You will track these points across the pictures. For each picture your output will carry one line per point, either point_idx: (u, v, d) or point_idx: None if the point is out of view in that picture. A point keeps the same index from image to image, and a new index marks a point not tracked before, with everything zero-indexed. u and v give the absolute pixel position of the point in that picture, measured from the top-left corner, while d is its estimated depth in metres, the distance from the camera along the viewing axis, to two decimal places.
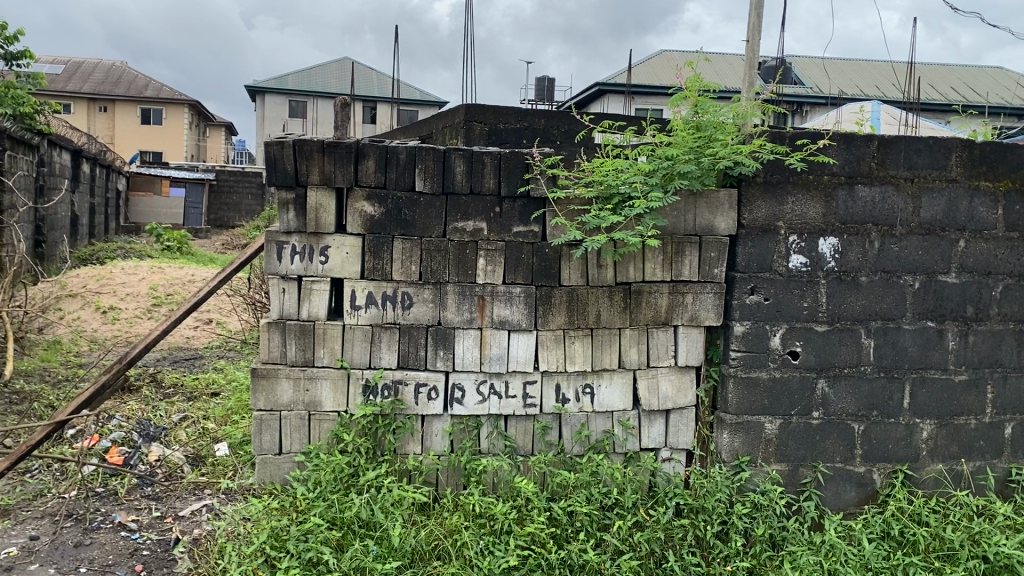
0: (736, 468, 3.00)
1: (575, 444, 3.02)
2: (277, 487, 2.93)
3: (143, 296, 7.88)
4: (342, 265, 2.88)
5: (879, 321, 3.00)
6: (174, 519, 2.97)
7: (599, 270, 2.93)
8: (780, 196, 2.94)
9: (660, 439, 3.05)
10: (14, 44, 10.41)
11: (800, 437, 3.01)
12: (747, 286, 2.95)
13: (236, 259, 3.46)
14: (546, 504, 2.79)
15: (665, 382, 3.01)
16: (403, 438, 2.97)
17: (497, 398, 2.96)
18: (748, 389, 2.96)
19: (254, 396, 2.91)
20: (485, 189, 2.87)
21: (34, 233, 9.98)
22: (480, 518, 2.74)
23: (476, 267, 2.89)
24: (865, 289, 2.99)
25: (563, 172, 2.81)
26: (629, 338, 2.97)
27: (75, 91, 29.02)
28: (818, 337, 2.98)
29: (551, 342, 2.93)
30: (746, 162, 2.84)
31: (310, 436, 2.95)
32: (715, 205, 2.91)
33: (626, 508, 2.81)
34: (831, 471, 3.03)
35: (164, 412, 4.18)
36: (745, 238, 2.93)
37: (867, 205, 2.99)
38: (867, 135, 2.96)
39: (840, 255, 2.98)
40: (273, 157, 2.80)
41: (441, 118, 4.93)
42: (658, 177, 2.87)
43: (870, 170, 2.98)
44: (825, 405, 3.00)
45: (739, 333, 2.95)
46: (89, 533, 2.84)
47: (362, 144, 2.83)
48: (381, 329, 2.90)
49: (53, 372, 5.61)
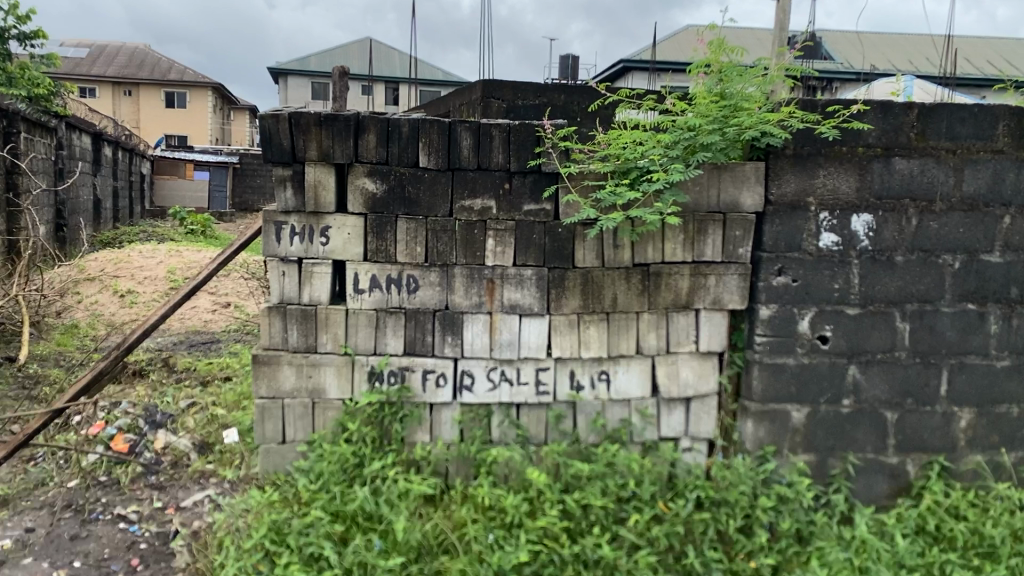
0: (761, 459, 2.83)
1: (590, 434, 2.87)
2: (280, 478, 2.82)
3: (161, 279, 7.82)
4: (344, 247, 2.75)
5: (915, 303, 2.83)
6: (175, 509, 2.88)
7: (615, 250, 2.76)
8: (810, 169, 2.77)
9: (680, 428, 2.89)
10: (33, 26, 10.40)
11: (829, 426, 2.85)
12: (774, 266, 2.79)
13: (239, 242, 3.35)
14: (559, 496, 2.64)
15: (686, 368, 2.85)
16: (411, 426, 2.84)
17: (509, 385, 2.82)
18: (774, 375, 2.81)
19: (255, 383, 2.80)
20: (494, 164, 2.72)
21: (55, 216, 10.00)
22: (490, 510, 2.61)
23: (485, 248, 2.74)
24: (899, 270, 2.81)
25: (577, 145, 2.67)
26: (647, 322, 2.82)
27: (100, 75, 29.18)
28: (849, 321, 2.81)
29: (564, 327, 2.79)
30: (775, 132, 2.66)
31: (314, 425, 2.83)
32: (739, 180, 2.74)
33: (643, 500, 2.65)
34: (862, 461, 2.86)
35: (172, 398, 4.08)
36: (773, 216, 2.77)
37: (904, 178, 2.80)
38: (906, 103, 2.76)
39: (873, 233, 2.80)
40: (267, 132, 2.66)
41: (457, 96, 4.71)
42: (680, 149, 2.72)
43: (909, 141, 2.79)
44: (856, 393, 2.84)
45: (765, 316, 2.79)
46: (85, 525, 2.76)
47: (361, 117, 2.68)
48: (386, 313, 2.77)
49: (68, 356, 5.57)
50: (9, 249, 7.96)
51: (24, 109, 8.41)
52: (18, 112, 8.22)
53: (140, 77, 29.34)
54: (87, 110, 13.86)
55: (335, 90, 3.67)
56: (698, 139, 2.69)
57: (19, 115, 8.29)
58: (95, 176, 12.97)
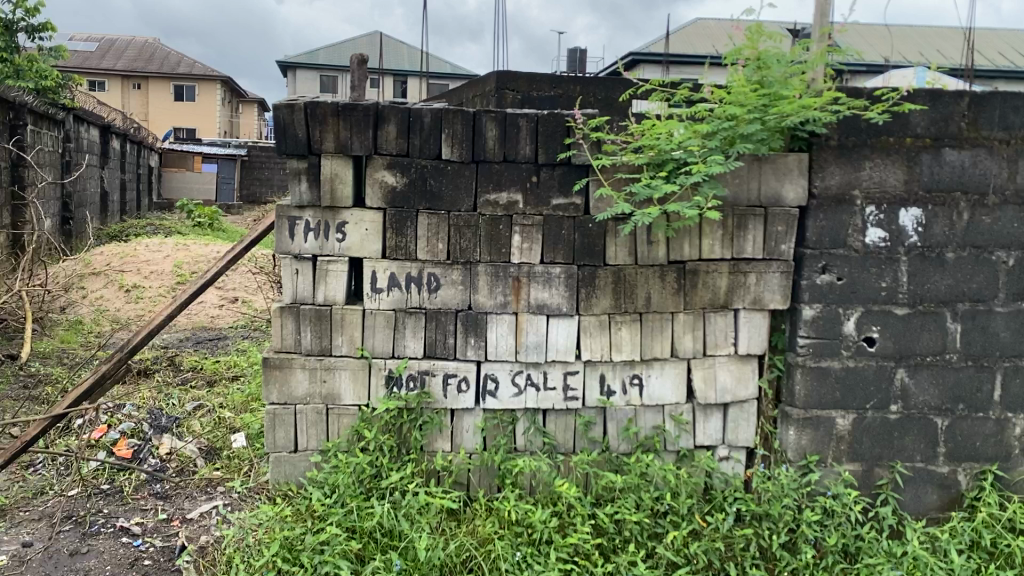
0: (804, 469, 2.67)
1: (621, 442, 2.70)
2: (292, 489, 2.65)
3: (167, 274, 7.67)
4: (361, 243, 2.58)
5: (967, 304, 2.64)
6: (181, 521, 2.72)
7: (649, 247, 2.59)
8: (856, 160, 2.58)
9: (717, 436, 2.73)
10: (36, 16, 10.25)
11: (876, 433, 2.67)
12: (818, 264, 2.61)
13: (249, 235, 3.10)
14: (590, 510, 2.49)
15: (723, 372, 2.68)
16: (431, 434, 2.67)
17: (535, 390, 2.65)
18: (818, 380, 2.63)
19: (266, 387, 2.63)
20: (521, 156, 2.54)
21: (60, 211, 9.87)
22: (517, 525, 2.43)
23: (511, 244, 2.57)
24: (951, 267, 2.62)
25: (608, 136, 2.48)
26: (683, 323, 2.64)
27: (106, 67, 29.04)
28: (898, 322, 2.63)
29: (594, 328, 2.62)
30: (819, 119, 2.48)
31: (328, 433, 2.67)
32: (783, 172, 2.57)
33: (680, 514, 2.49)
34: (910, 471, 2.69)
35: (177, 400, 3.92)
36: (817, 210, 2.58)
37: (955, 170, 2.61)
38: (957, 91, 2.58)
39: (923, 228, 2.62)
40: (281, 123, 2.50)
41: (470, 87, 4.54)
42: (718, 140, 2.54)
43: (959, 131, 2.60)
44: (904, 398, 2.66)
45: (809, 317, 2.61)
46: (87, 539, 2.60)
47: (379, 106, 2.51)
48: (405, 314, 2.61)
49: (72, 355, 5.42)
50: (12, 244, 7.79)
51: (28, 100, 8.26)
52: (21, 104, 8.06)
53: (146, 69, 29.20)
54: (92, 102, 13.74)
55: (352, 75, 3.32)
56: (736, 129, 2.51)
57: (22, 107, 8.13)
58: (102, 169, 12.83)
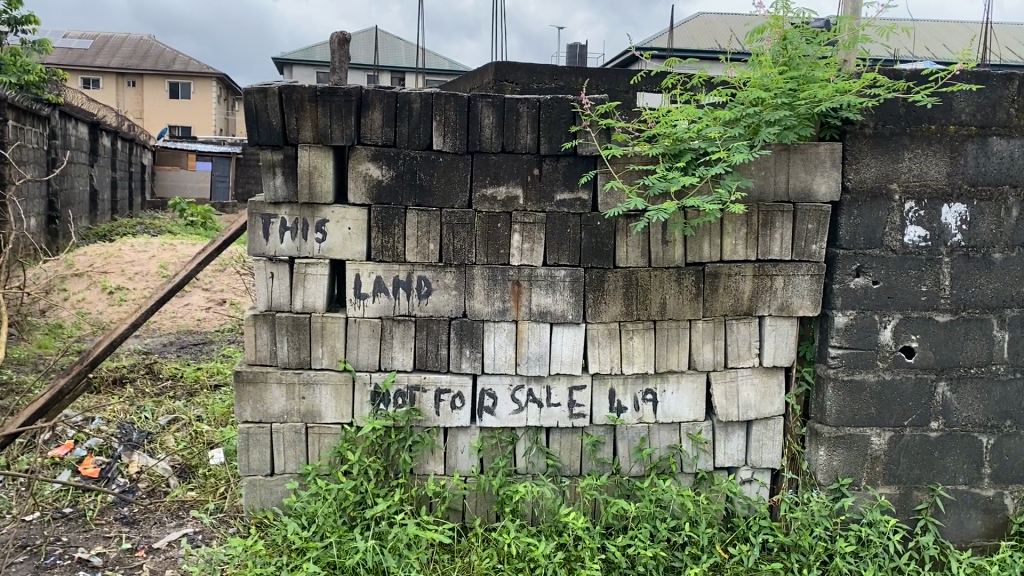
0: (836, 493, 2.41)
1: (633, 464, 2.44)
2: (268, 516, 2.39)
3: (152, 275, 7.40)
4: (343, 243, 2.32)
5: (1016, 309, 2.38)
6: (146, 552, 2.45)
7: (664, 247, 2.32)
8: (894, 150, 2.32)
9: (738, 456, 2.47)
10: (19, 9, 9.98)
11: (915, 453, 2.41)
12: (852, 266, 2.35)
13: (218, 236, 2.87)
14: (600, 542, 2.22)
15: (747, 387, 2.42)
16: (421, 455, 2.41)
17: (537, 407, 2.39)
18: (851, 395, 2.37)
19: (239, 405, 2.36)
20: (521, 147, 2.28)
21: (44, 209, 9.59)
22: (518, 560, 2.17)
23: (510, 245, 2.31)
24: (998, 270, 2.36)
25: (619, 123, 2.21)
26: (701, 333, 2.38)
27: (99, 65, 28.74)
28: (939, 331, 2.37)
29: (603, 338, 2.36)
30: (854, 104, 2.22)
31: (308, 454, 2.40)
32: (813, 163, 2.31)
33: (700, 546, 2.23)
34: (952, 495, 2.43)
35: (151, 413, 3.65)
36: (851, 206, 2.32)
37: (1004, 161, 2.34)
38: (1006, 73, 2.30)
39: (967, 226, 2.36)
40: (253, 109, 2.24)
41: (466, 80, 4.28)
42: (742, 127, 2.27)
43: (1008, 118, 2.33)
44: (945, 414, 2.40)
45: (842, 325, 2.36)
46: (40, 573, 2.32)
47: (363, 91, 2.24)
48: (392, 322, 2.34)
49: (47, 361, 5.15)
50: None
51: (8, 95, 7.98)
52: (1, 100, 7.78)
53: (139, 67, 28.90)
54: (81, 99, 13.48)
55: (329, 54, 3.08)
56: (763, 115, 2.25)
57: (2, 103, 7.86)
58: (91, 166, 12.54)
